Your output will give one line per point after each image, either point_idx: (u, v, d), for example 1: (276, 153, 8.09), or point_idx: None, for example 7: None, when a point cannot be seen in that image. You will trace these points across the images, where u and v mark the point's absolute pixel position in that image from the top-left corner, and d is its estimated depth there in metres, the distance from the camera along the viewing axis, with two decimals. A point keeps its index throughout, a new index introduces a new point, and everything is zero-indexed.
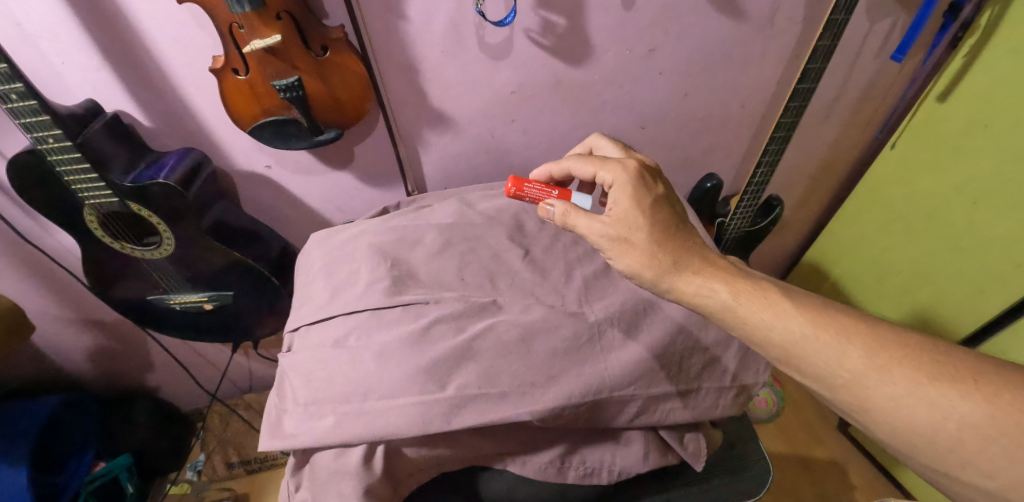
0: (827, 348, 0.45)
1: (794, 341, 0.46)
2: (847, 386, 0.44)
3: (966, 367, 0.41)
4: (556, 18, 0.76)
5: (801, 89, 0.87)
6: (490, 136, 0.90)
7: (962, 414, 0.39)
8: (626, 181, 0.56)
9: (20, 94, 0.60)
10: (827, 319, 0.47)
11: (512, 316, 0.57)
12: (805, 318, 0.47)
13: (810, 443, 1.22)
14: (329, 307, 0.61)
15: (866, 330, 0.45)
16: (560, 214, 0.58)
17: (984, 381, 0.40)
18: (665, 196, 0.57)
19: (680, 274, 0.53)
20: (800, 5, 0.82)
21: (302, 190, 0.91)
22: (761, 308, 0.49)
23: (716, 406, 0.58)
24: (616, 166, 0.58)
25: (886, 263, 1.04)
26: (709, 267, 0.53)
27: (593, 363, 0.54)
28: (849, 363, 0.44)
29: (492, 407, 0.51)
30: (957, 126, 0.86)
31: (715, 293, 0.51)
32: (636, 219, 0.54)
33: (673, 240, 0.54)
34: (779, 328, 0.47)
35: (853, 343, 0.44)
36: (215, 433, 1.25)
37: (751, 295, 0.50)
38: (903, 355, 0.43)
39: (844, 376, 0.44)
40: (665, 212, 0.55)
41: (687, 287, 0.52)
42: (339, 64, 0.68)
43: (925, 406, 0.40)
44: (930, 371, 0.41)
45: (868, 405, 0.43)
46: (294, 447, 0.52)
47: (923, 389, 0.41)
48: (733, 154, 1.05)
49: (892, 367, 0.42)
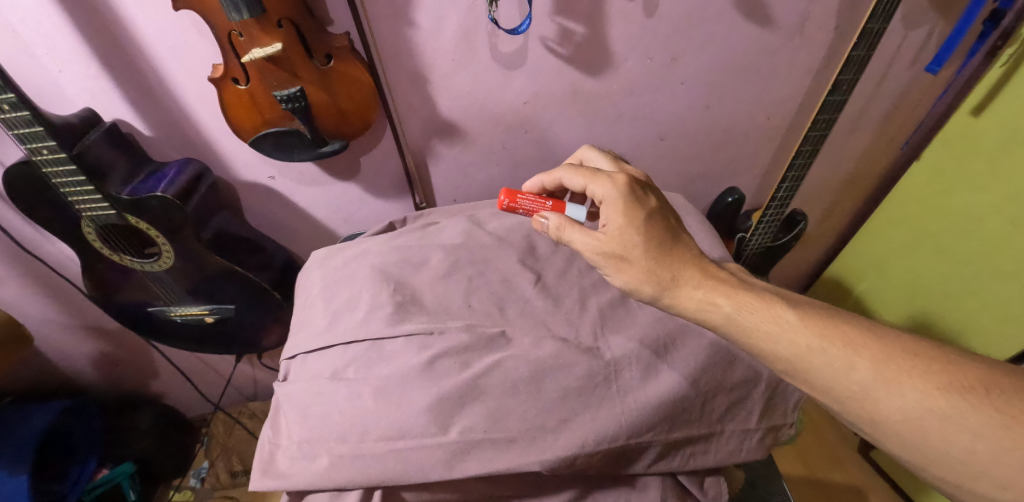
0: (833, 360, 0.41)
1: (799, 354, 0.43)
2: (855, 399, 0.40)
3: (978, 376, 0.37)
4: (573, 25, 0.72)
5: (831, 101, 0.81)
6: (502, 147, 0.86)
7: (974, 425, 0.36)
8: (616, 196, 0.52)
9: (12, 104, 0.57)
10: (833, 330, 0.43)
11: (522, 351, 0.53)
12: (810, 329, 0.43)
13: (828, 466, 1.17)
14: (328, 336, 0.58)
15: (873, 340, 0.41)
16: (554, 227, 0.55)
17: (995, 390, 0.36)
18: (658, 209, 0.53)
19: (681, 288, 0.49)
20: (832, 13, 0.76)
21: (307, 202, 0.88)
22: (764, 320, 0.45)
23: (740, 450, 0.53)
24: (605, 181, 0.54)
25: (915, 282, 0.97)
26: (709, 280, 0.49)
27: (608, 405, 0.50)
28: (856, 375, 0.40)
29: (497, 454, 0.47)
30: (997, 139, 0.79)
31: (716, 307, 0.47)
32: (631, 235, 0.51)
33: (671, 254, 0.51)
34: (784, 340, 0.44)
35: (859, 354, 0.41)
36: (219, 441, 1.27)
37: (754, 308, 0.46)
38: (911, 364, 0.39)
39: (852, 389, 0.40)
40: (659, 226, 0.51)
41: (687, 302, 0.49)
42: (343, 73, 0.65)
43: (935, 418, 0.37)
44: (941, 382, 0.38)
45: (877, 418, 0.39)
46: (285, 488, 0.48)
47: (933, 400, 0.37)
48: (756, 167, 0.99)
49: (901, 378, 0.39)
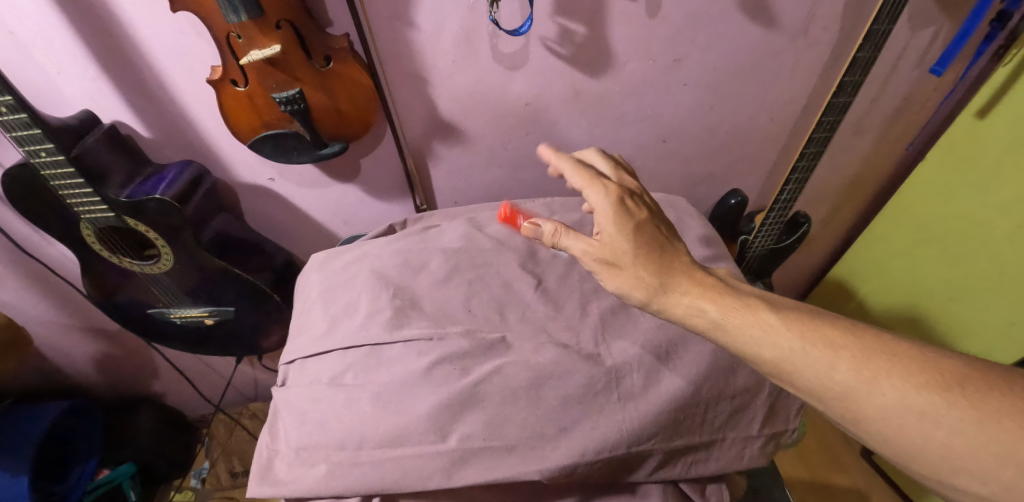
0: (813, 362, 0.40)
1: (780, 357, 0.41)
2: (836, 400, 0.39)
3: (956, 372, 0.36)
4: (575, 26, 0.71)
5: (836, 102, 0.80)
6: (503, 149, 0.86)
7: (951, 422, 0.35)
8: (608, 205, 0.51)
9: (9, 106, 0.57)
10: (813, 330, 0.42)
11: (522, 357, 0.52)
12: (791, 331, 0.42)
13: (832, 469, 1.16)
14: (326, 340, 0.58)
15: (853, 340, 0.40)
16: (549, 232, 0.54)
17: (971, 387, 0.35)
18: (649, 220, 0.52)
19: (670, 295, 0.48)
20: (837, 13, 0.75)
21: (307, 203, 0.87)
22: (747, 324, 0.44)
23: (742, 457, 0.53)
24: (599, 190, 0.53)
25: (919, 285, 0.96)
26: (696, 285, 0.48)
27: (610, 413, 0.49)
28: (836, 376, 0.39)
29: (497, 463, 0.47)
30: (1003, 142, 0.78)
31: (701, 313, 0.46)
32: (622, 244, 0.50)
33: (662, 261, 0.49)
34: (764, 343, 0.42)
35: (839, 354, 0.39)
36: (220, 441, 1.25)
37: (738, 311, 0.45)
38: (890, 363, 0.38)
39: (833, 390, 0.39)
40: (650, 235, 0.51)
41: (674, 307, 0.48)
42: (343, 75, 0.64)
43: (913, 416, 0.36)
44: (918, 380, 0.36)
45: (858, 417, 0.38)
46: (283, 495, 0.48)
47: (912, 398, 0.36)
48: (760, 168, 0.98)
49: (880, 378, 0.38)
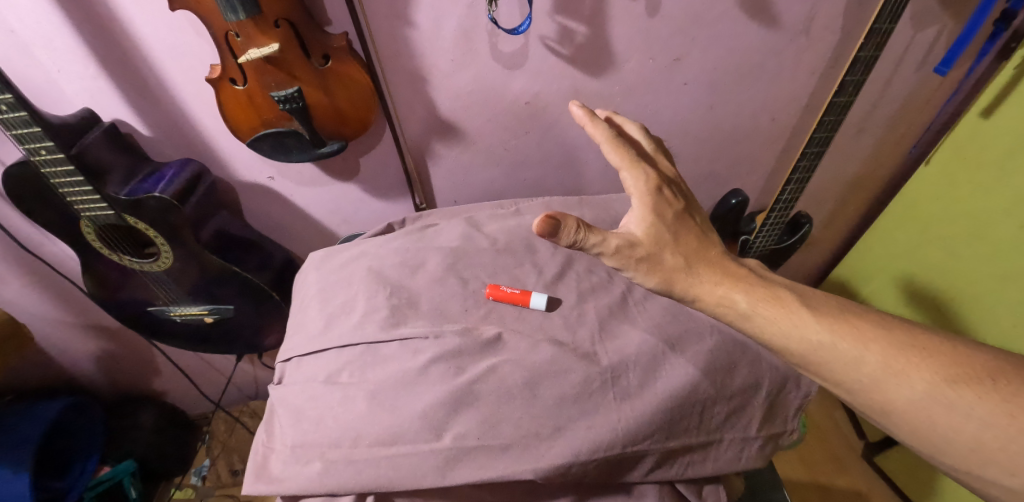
0: (844, 355, 0.42)
1: (810, 350, 0.44)
2: (866, 391, 0.42)
3: (983, 366, 0.39)
4: (575, 25, 0.71)
5: (837, 102, 0.79)
6: (502, 148, 0.86)
7: (979, 414, 0.37)
8: (648, 192, 0.50)
9: (9, 104, 0.57)
10: (844, 324, 0.44)
11: (517, 356, 0.52)
12: (823, 325, 0.44)
13: (832, 472, 1.15)
14: (322, 339, 0.58)
15: (883, 334, 0.43)
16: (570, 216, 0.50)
17: (1001, 381, 0.38)
18: (685, 212, 0.51)
19: (703, 286, 0.48)
20: (838, 13, 0.75)
21: (306, 201, 0.87)
22: (779, 317, 0.45)
23: (739, 459, 0.53)
24: (640, 173, 0.50)
25: (920, 286, 0.96)
26: (729, 276, 0.48)
27: (605, 413, 0.49)
28: (866, 369, 0.42)
29: (491, 462, 0.47)
30: (1007, 143, 0.77)
31: (732, 305, 0.47)
32: (663, 234, 0.49)
33: (698, 252, 0.49)
34: (797, 336, 0.44)
35: (869, 348, 0.42)
36: (220, 439, 1.27)
37: (770, 305, 0.46)
38: (921, 358, 0.41)
39: (863, 382, 0.42)
40: (688, 226, 0.50)
41: (706, 297, 0.48)
42: (341, 74, 0.64)
43: (942, 409, 0.39)
44: (948, 374, 0.39)
45: (888, 409, 0.41)
46: (279, 493, 0.48)
47: (941, 392, 0.39)
48: (760, 168, 0.98)
49: (910, 371, 0.40)
